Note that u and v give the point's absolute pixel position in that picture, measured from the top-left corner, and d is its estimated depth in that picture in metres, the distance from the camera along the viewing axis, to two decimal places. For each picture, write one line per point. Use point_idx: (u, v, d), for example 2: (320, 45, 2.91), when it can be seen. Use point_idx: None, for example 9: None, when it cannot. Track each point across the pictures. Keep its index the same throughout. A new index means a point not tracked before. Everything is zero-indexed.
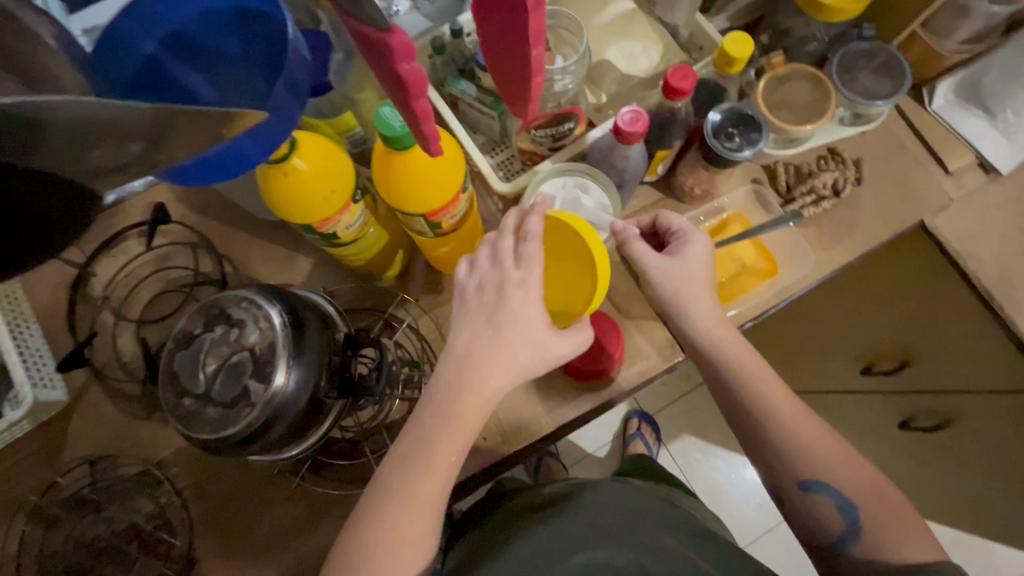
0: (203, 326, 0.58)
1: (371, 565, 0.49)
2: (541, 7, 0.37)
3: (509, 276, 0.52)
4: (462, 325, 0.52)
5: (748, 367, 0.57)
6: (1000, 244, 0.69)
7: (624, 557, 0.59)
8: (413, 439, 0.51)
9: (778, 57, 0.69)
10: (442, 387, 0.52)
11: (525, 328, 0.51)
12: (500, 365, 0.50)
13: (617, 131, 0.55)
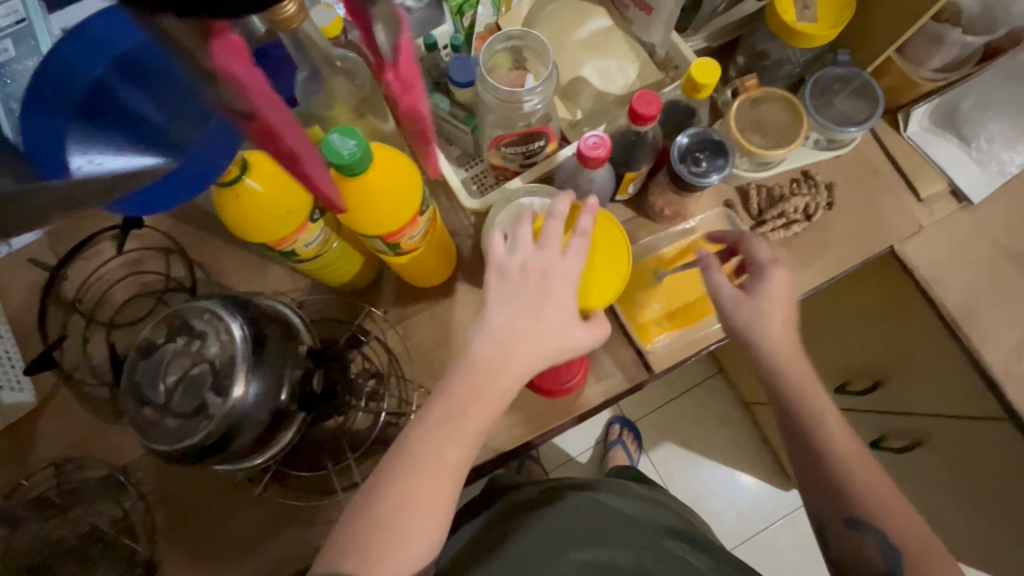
0: (166, 337, 0.58)
1: (394, 530, 0.46)
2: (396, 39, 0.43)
3: (555, 264, 0.51)
4: (496, 301, 0.50)
5: (815, 391, 0.57)
6: (967, 272, 0.69)
7: (627, 559, 0.62)
8: (447, 402, 0.49)
9: (751, 80, 0.70)
10: (473, 356, 0.49)
11: (562, 315, 0.51)
12: (533, 346, 0.49)
13: (580, 155, 0.55)
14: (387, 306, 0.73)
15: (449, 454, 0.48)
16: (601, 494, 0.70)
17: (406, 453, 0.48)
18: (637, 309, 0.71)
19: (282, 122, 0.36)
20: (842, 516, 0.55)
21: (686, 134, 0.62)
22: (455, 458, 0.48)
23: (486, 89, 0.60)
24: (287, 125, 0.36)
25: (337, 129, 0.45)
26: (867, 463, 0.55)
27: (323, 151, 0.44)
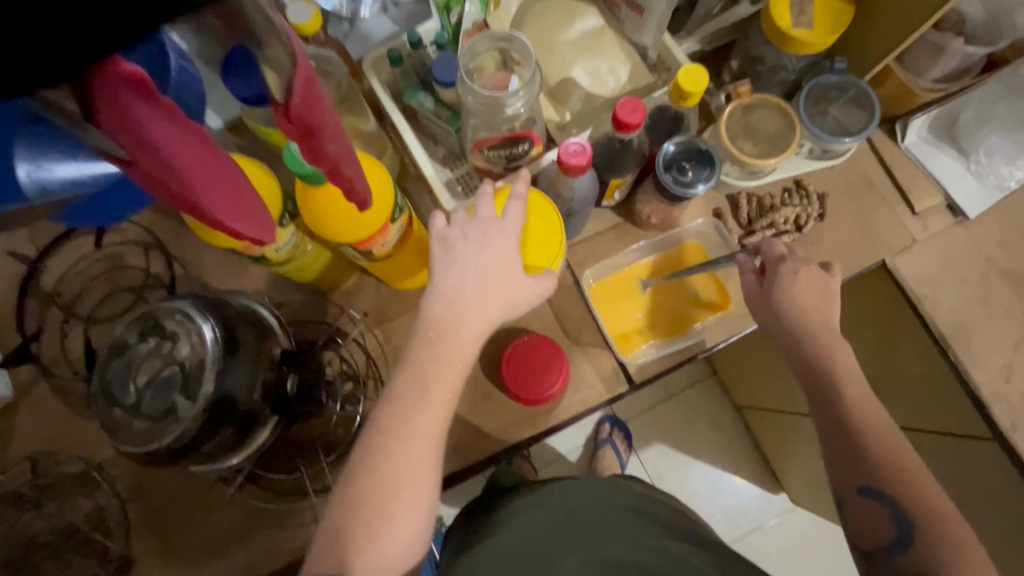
0: (137, 336, 0.57)
1: (379, 507, 0.45)
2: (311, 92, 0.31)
3: (493, 224, 0.51)
4: (438, 264, 0.50)
5: (839, 358, 0.57)
6: (959, 289, 0.68)
7: (624, 550, 0.58)
8: (409, 377, 0.48)
9: (745, 86, 0.68)
10: (429, 327, 0.49)
11: (512, 272, 0.51)
12: (492, 306, 0.49)
13: (562, 162, 0.53)
14: (367, 308, 0.72)
15: (425, 421, 0.47)
16: (603, 496, 0.68)
17: (380, 429, 0.47)
18: (619, 318, 0.71)
19: (198, 176, 0.30)
20: (857, 488, 0.54)
21: (672, 141, 0.60)
22: (430, 423, 0.47)
23: (468, 92, 0.58)
24: (193, 161, 0.29)
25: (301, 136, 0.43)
26: (895, 433, 0.54)
27: (285, 158, 0.42)
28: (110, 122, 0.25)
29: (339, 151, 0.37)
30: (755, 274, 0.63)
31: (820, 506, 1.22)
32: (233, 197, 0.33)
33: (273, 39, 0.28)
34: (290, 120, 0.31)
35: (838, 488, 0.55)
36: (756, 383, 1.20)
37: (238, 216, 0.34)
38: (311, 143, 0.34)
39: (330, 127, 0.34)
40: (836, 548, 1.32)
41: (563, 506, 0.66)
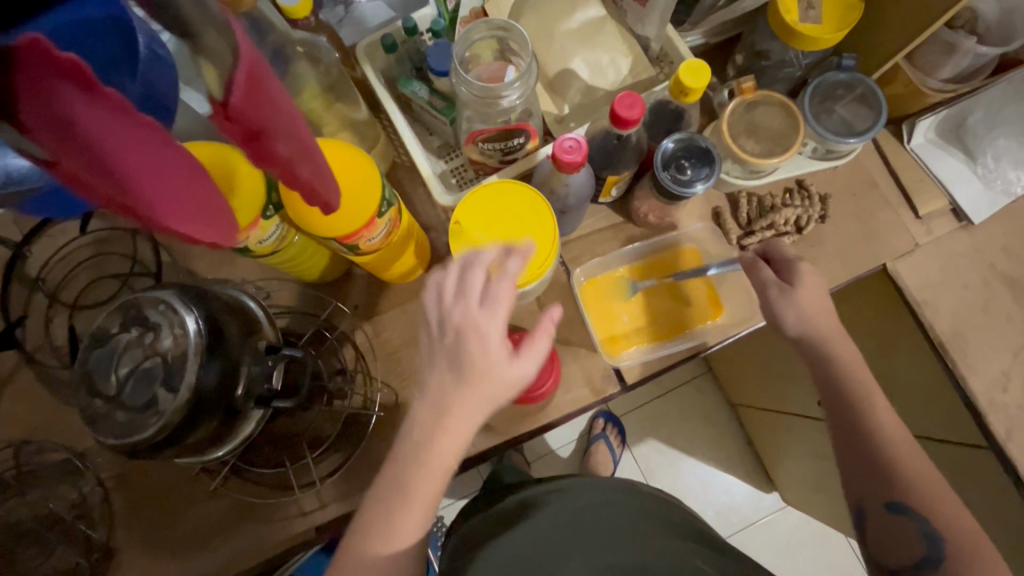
0: (120, 326, 0.56)
1: None
2: (257, 88, 0.28)
3: (471, 319, 0.45)
4: (426, 361, 0.47)
5: (858, 372, 0.58)
6: (961, 295, 0.66)
7: (628, 556, 0.58)
8: (392, 474, 0.48)
9: (749, 82, 0.66)
10: (411, 432, 0.47)
11: (492, 374, 0.45)
12: (470, 412, 0.45)
13: (557, 158, 0.51)
14: (357, 301, 0.71)
15: (406, 521, 0.48)
16: (610, 496, 0.67)
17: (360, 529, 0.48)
18: (609, 322, 0.69)
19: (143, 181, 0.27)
20: (883, 504, 0.55)
21: (671, 139, 0.59)
22: (409, 519, 0.48)
23: (462, 82, 0.56)
24: (139, 162, 0.27)
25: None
26: (914, 447, 0.56)
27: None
28: (37, 117, 0.23)
29: (291, 150, 0.34)
30: (772, 273, 0.62)
31: (812, 506, 1.22)
32: (190, 201, 0.31)
33: (210, 29, 0.26)
34: (231, 122, 0.28)
35: (860, 503, 0.56)
36: (751, 382, 1.20)
37: (196, 221, 0.32)
38: (259, 145, 0.31)
39: (280, 125, 0.31)
40: (826, 550, 1.31)
41: (566, 508, 0.65)
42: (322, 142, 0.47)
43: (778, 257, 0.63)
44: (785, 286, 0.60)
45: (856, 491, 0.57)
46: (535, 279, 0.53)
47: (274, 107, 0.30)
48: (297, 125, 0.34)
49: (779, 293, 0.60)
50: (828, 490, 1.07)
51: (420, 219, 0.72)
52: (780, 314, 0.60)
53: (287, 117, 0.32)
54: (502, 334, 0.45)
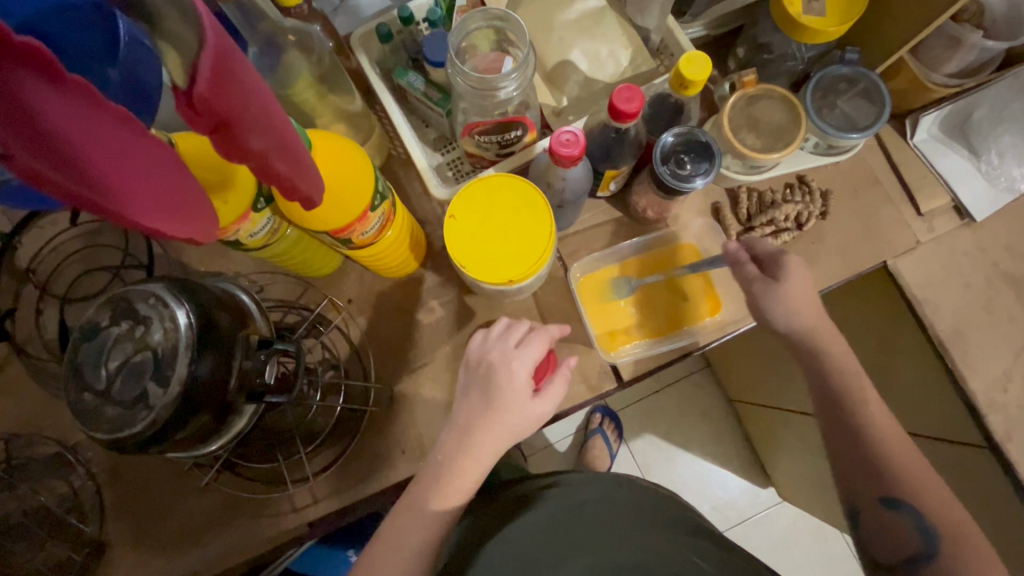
0: (109, 319, 0.55)
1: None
2: (221, 76, 0.27)
3: (508, 354, 0.58)
4: (462, 392, 0.59)
5: (850, 367, 0.58)
6: (961, 294, 0.66)
7: (626, 555, 0.58)
8: (427, 478, 0.57)
9: (750, 75, 0.64)
10: (447, 447, 0.57)
11: (518, 402, 0.57)
12: (498, 432, 0.56)
13: (553, 151, 0.50)
14: (351, 295, 0.70)
15: (419, 530, 0.55)
16: (606, 489, 0.66)
17: (388, 524, 0.56)
18: (607, 318, 0.69)
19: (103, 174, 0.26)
20: (883, 505, 0.54)
21: (670, 132, 0.58)
22: (430, 524, 0.56)
23: (458, 73, 0.55)
24: (99, 151, 0.26)
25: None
26: (901, 443, 0.55)
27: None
28: None
29: (265, 144, 0.33)
30: (756, 267, 0.61)
31: (807, 502, 1.22)
32: (156, 191, 0.30)
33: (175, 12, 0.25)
34: (195, 111, 0.27)
35: (854, 498, 0.56)
36: (749, 379, 1.19)
37: (162, 213, 0.31)
38: (228, 137, 0.30)
39: (250, 117, 0.31)
40: (821, 546, 1.31)
41: (559, 507, 0.64)
42: (313, 134, 0.46)
43: (761, 251, 0.61)
44: (769, 280, 0.59)
45: (849, 489, 0.57)
46: (530, 275, 0.52)
47: (242, 97, 0.29)
48: (271, 119, 0.33)
49: (763, 289, 0.59)
50: (825, 487, 1.06)
51: (415, 212, 0.71)
52: (763, 309, 0.60)
53: (257, 109, 0.31)
54: (529, 372, 0.57)
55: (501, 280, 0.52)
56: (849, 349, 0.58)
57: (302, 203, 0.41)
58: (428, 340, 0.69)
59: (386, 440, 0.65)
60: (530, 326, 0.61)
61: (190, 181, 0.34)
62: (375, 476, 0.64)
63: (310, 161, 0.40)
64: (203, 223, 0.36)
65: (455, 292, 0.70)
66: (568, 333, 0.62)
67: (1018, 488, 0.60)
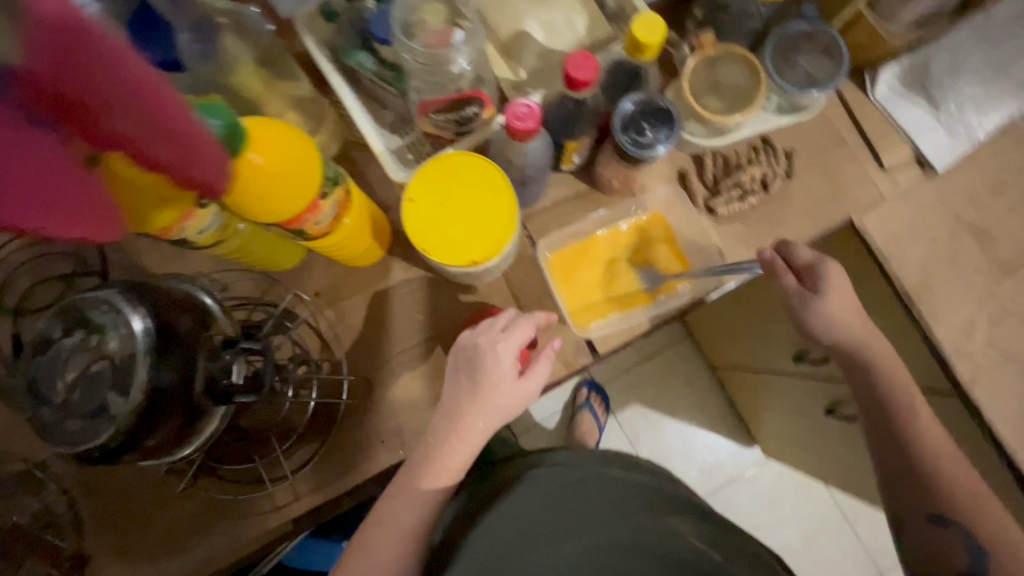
0: (63, 330, 0.52)
1: (359, 547, 0.55)
2: (56, 48, 0.25)
3: (492, 337, 0.57)
4: (450, 378, 0.58)
5: (897, 381, 0.59)
6: (926, 246, 0.66)
7: (624, 534, 0.58)
8: (421, 457, 0.57)
9: (708, 37, 0.64)
10: (435, 429, 0.57)
11: (501, 385, 0.56)
12: (483, 413, 0.56)
13: (510, 127, 0.49)
14: (318, 288, 0.68)
15: (409, 506, 0.56)
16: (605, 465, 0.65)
17: (378, 507, 0.57)
18: (579, 291, 0.68)
19: None
20: None
21: (630, 99, 0.56)
22: (423, 501, 0.56)
23: (404, 49, 0.55)
24: None
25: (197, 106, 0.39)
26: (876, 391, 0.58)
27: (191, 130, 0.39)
28: None
29: (142, 128, 0.32)
30: (795, 279, 0.60)
31: (791, 458, 1.25)
32: (39, 192, 0.29)
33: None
34: (36, 90, 0.26)
35: (902, 511, 0.58)
36: (730, 342, 1.20)
37: (47, 213, 0.30)
38: (85, 119, 0.29)
39: (113, 98, 0.29)
40: (806, 500, 1.35)
41: (549, 488, 0.62)
42: (253, 123, 0.43)
43: (798, 262, 0.60)
44: (810, 296, 0.59)
45: (900, 499, 0.59)
46: (495, 255, 0.52)
47: (88, 76, 0.27)
48: (153, 105, 0.31)
49: (801, 304, 0.59)
50: (809, 442, 1.09)
51: (377, 197, 0.69)
52: (806, 320, 0.60)
53: (119, 89, 0.29)
54: (513, 356, 0.56)
55: (466, 262, 0.51)
56: (817, 308, 0.59)
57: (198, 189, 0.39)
58: (401, 327, 0.68)
59: (365, 431, 0.65)
60: (516, 313, 0.61)
61: (85, 174, 0.32)
62: (356, 468, 0.64)
63: (217, 149, 0.38)
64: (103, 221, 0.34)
65: (425, 277, 0.69)
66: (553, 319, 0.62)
67: (984, 429, 0.62)
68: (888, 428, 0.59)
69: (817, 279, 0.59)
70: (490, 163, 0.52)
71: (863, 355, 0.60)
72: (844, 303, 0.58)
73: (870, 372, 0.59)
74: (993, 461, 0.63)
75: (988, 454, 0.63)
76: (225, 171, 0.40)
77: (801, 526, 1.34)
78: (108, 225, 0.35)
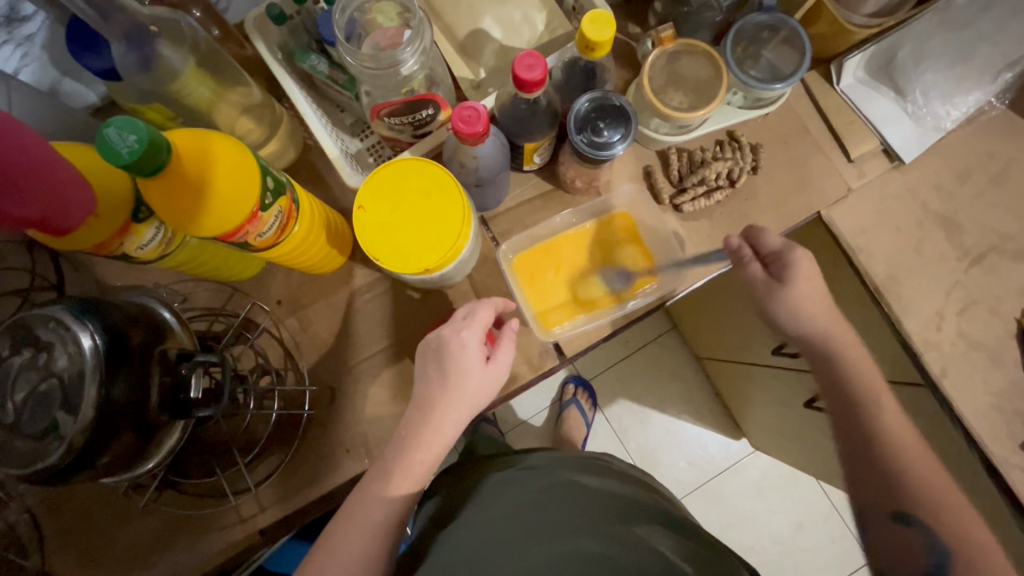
0: (10, 349, 0.50)
1: (326, 543, 0.53)
2: None
3: (455, 324, 0.57)
4: (419, 374, 0.57)
5: (862, 373, 0.58)
6: (893, 238, 0.65)
7: (597, 544, 0.55)
8: (393, 450, 0.56)
9: (668, 31, 0.62)
10: (406, 424, 0.56)
11: (469, 372, 0.55)
12: (453, 404, 0.55)
13: (456, 131, 0.48)
14: (280, 296, 0.68)
15: (380, 501, 0.54)
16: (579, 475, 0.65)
17: (349, 503, 0.55)
18: (546, 292, 0.67)
19: None
20: None
21: (584, 98, 0.55)
22: (394, 500, 0.54)
23: (349, 53, 0.52)
24: None
25: (116, 120, 0.37)
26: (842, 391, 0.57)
27: (98, 144, 0.37)
28: None
29: None
30: (761, 267, 0.60)
31: (777, 448, 1.25)
32: None
33: None
34: None
35: (864, 508, 0.56)
36: (713, 335, 1.20)
37: None
38: None
39: None
40: (794, 489, 1.35)
41: (523, 495, 0.62)
42: (186, 137, 0.43)
43: (766, 250, 0.60)
44: (776, 284, 0.58)
45: (859, 497, 0.56)
46: (448, 261, 0.51)
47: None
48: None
49: (767, 293, 0.59)
50: (793, 433, 1.08)
51: (337, 202, 0.68)
52: (774, 312, 0.60)
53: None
54: (478, 343, 0.56)
55: (418, 270, 0.50)
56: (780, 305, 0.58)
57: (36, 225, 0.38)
58: (366, 333, 0.67)
59: (330, 440, 0.64)
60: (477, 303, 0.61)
61: None
62: (322, 479, 0.63)
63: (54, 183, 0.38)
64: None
65: (388, 283, 0.68)
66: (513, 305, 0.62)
67: (955, 422, 0.61)
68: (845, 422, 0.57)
69: (783, 269, 0.58)
70: (439, 164, 0.52)
71: (829, 352, 0.59)
72: (811, 294, 0.58)
73: (833, 364, 0.58)
74: (964, 453, 0.63)
75: (959, 447, 0.63)
76: (65, 202, 0.39)
77: (789, 517, 1.34)
78: None
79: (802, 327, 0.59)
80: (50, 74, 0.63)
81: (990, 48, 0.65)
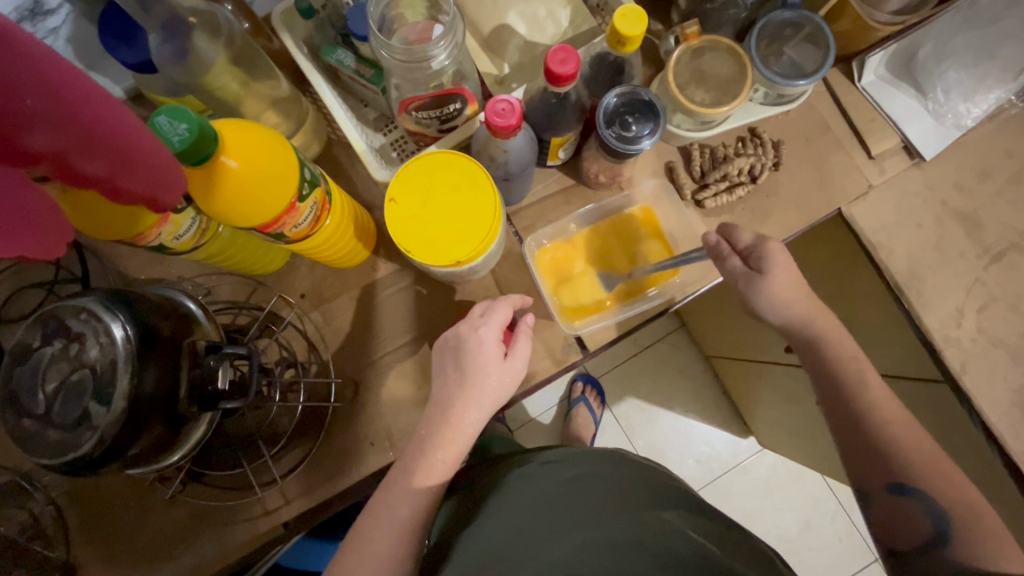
0: (41, 339, 0.50)
1: (353, 543, 0.53)
2: (119, 121, 0.34)
3: (472, 320, 0.58)
4: (437, 373, 0.58)
5: (847, 363, 0.58)
6: (914, 235, 0.66)
7: (623, 532, 0.55)
8: (414, 448, 0.56)
9: (693, 27, 0.62)
10: (425, 424, 0.56)
11: (488, 367, 0.56)
12: (474, 401, 0.55)
13: (490, 124, 0.48)
14: (303, 290, 0.68)
15: (403, 499, 0.54)
16: (599, 466, 0.65)
17: (374, 502, 0.55)
18: (568, 287, 0.68)
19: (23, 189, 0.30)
20: (863, 453, 0.55)
21: (613, 93, 0.56)
22: (419, 497, 0.54)
23: (382, 46, 0.52)
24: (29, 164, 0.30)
25: (164, 109, 0.38)
26: (866, 386, 0.57)
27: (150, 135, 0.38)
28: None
29: (142, 181, 0.37)
30: (740, 261, 0.60)
31: (785, 447, 1.25)
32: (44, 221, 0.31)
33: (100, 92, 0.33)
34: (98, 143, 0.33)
35: (858, 486, 0.56)
36: (722, 333, 1.20)
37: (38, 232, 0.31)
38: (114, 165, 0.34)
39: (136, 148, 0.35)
40: (802, 488, 1.35)
41: (545, 490, 0.62)
42: (227, 127, 0.43)
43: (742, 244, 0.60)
44: (754, 273, 0.58)
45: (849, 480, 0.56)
46: (479, 254, 0.51)
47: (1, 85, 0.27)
48: (153, 154, 0.37)
49: (749, 283, 0.58)
50: (801, 431, 1.09)
51: (361, 197, 0.68)
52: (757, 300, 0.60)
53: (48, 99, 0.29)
54: (496, 341, 0.57)
55: (449, 262, 0.50)
56: (803, 301, 0.59)
57: (142, 204, 0.38)
58: (389, 326, 0.67)
59: (354, 433, 0.64)
60: (494, 300, 0.62)
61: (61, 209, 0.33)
62: (345, 471, 0.64)
63: (172, 187, 0.39)
64: (53, 241, 0.32)
65: (411, 277, 0.68)
66: (529, 302, 0.62)
67: (974, 418, 0.62)
68: (841, 411, 0.57)
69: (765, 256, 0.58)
70: (465, 156, 0.52)
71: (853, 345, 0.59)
72: (785, 284, 0.58)
73: (819, 354, 0.58)
74: (982, 450, 0.63)
75: (978, 444, 0.63)
76: (176, 189, 0.40)
77: (795, 515, 1.34)
78: (51, 250, 0.33)
79: (826, 320, 0.59)
80: (77, 67, 0.63)
81: (1011, 47, 0.65)
